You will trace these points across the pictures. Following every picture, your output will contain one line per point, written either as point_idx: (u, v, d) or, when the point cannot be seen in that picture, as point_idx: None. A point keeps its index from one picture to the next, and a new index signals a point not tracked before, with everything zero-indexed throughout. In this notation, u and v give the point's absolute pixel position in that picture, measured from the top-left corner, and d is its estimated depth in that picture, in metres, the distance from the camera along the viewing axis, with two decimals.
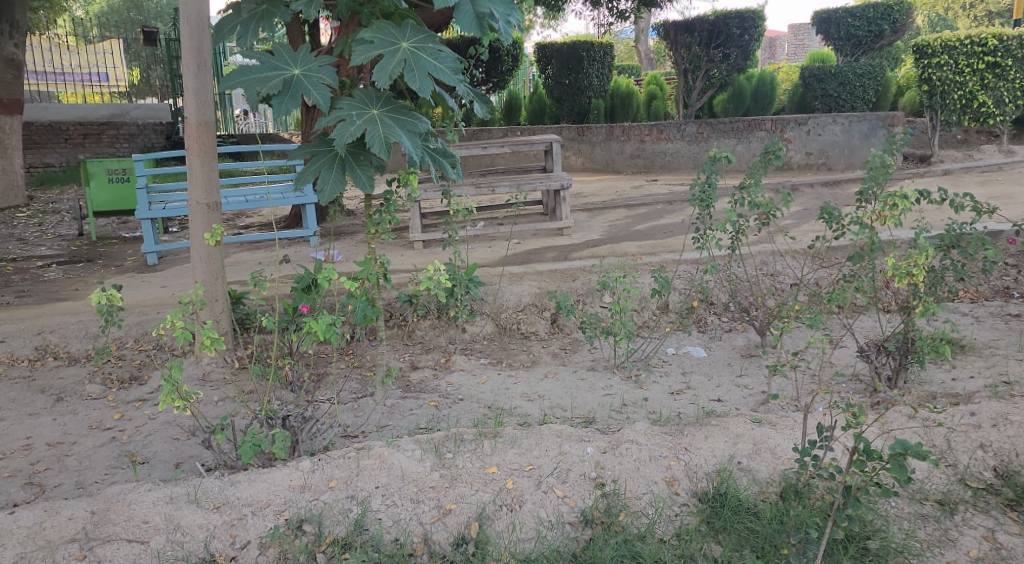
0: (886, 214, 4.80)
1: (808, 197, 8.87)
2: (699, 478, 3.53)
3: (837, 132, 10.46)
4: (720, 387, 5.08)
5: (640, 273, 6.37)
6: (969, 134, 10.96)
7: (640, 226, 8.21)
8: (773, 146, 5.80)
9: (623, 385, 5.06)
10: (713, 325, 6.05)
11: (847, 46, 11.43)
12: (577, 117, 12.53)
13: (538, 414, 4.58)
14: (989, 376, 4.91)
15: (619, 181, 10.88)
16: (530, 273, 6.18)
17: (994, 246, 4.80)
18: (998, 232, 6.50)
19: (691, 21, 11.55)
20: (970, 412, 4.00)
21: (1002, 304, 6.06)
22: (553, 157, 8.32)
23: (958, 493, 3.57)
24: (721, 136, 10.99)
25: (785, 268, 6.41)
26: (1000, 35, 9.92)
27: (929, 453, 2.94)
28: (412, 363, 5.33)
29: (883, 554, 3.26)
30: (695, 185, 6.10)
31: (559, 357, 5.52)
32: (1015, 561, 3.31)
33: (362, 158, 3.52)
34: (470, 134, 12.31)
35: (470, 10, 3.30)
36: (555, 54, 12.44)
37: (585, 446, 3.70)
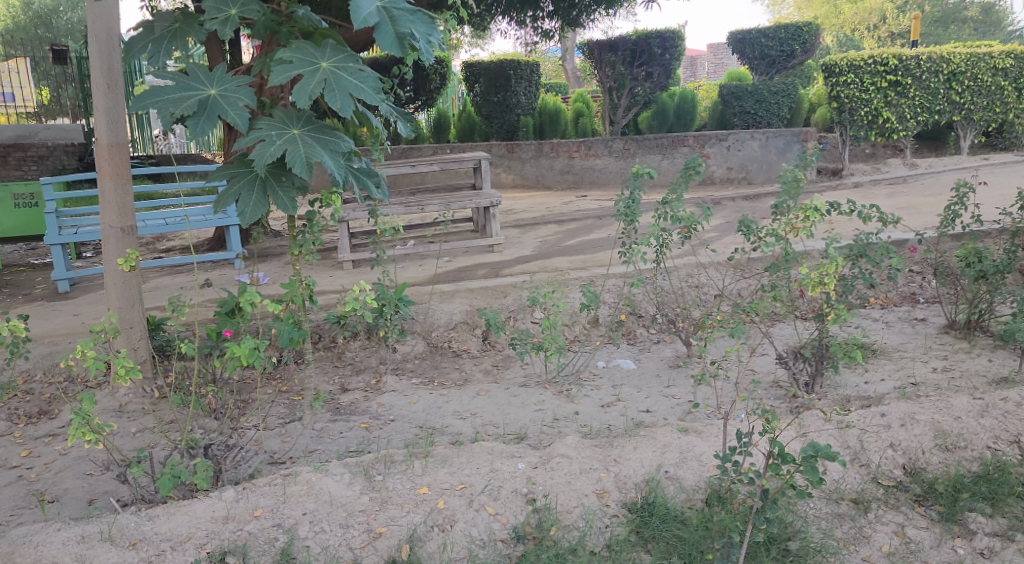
0: (800, 225, 5.05)
1: (729, 210, 9.13)
2: (628, 489, 3.60)
3: (755, 147, 10.81)
4: (648, 398, 5.16)
5: (570, 288, 6.45)
6: (876, 149, 11.45)
7: (569, 241, 8.30)
8: (692, 161, 5.96)
9: (555, 400, 5.10)
10: (642, 337, 6.18)
11: (762, 65, 11.81)
12: (506, 134, 12.56)
13: (470, 432, 4.58)
14: (899, 378, 5.12)
15: (549, 198, 10.99)
16: (461, 291, 6.19)
17: (898, 254, 5.04)
18: (902, 241, 6.79)
19: (614, 41, 11.73)
20: (879, 413, 4.16)
21: (910, 309, 6.33)
22: (483, 174, 8.35)
23: (871, 492, 3.71)
24: (647, 151, 11.22)
25: (708, 280, 6.58)
26: (900, 55, 10.44)
27: (839, 455, 3.04)
28: (342, 386, 5.27)
29: (803, 554, 3.35)
30: (619, 201, 6.21)
31: (491, 374, 5.55)
32: (923, 554, 3.45)
33: (284, 179, 3.48)
34: (399, 153, 12.21)
35: (390, 30, 3.29)
36: (482, 72, 12.49)
37: (516, 462, 3.73)
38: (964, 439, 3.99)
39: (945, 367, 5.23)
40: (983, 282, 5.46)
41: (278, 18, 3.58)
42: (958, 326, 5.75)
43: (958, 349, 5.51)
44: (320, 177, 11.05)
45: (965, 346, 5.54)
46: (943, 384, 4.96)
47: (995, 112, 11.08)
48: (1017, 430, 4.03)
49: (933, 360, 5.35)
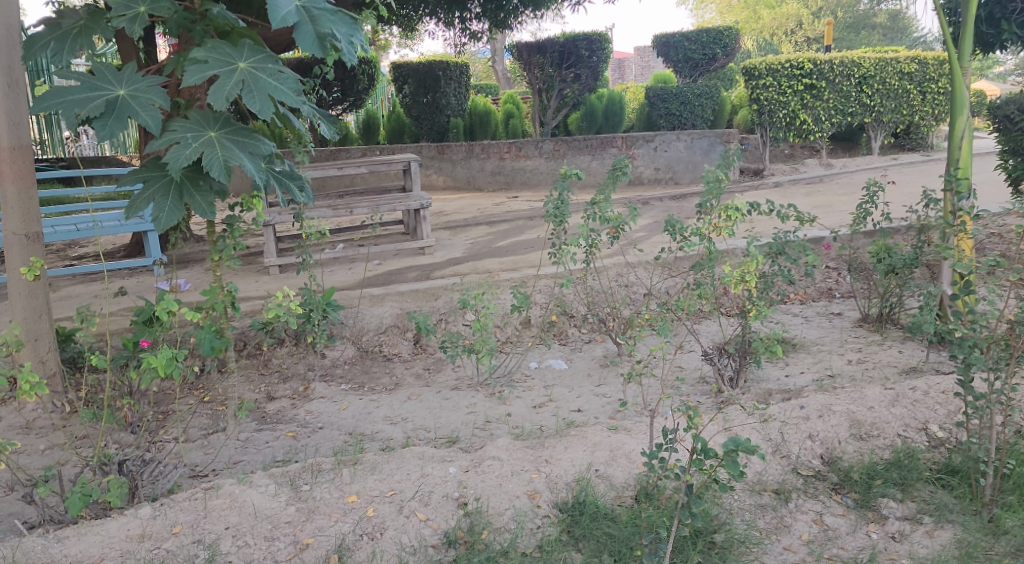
0: (721, 225, 5.21)
1: (656, 210, 9.27)
2: (559, 489, 3.61)
3: (681, 148, 10.98)
4: (580, 398, 5.18)
5: (500, 289, 6.46)
6: (794, 150, 11.77)
7: (500, 243, 8.31)
8: (619, 162, 6.01)
9: (486, 402, 5.09)
10: (574, 337, 6.23)
11: (685, 68, 12.06)
12: (436, 136, 12.57)
13: (401, 437, 4.53)
14: (817, 371, 5.27)
15: (481, 199, 10.97)
16: (392, 294, 6.13)
17: (814, 253, 5.20)
18: (819, 239, 6.98)
19: (542, 42, 11.79)
20: (799, 406, 4.29)
21: (828, 304, 6.53)
22: (413, 177, 8.28)
23: (791, 482, 3.81)
24: (577, 153, 11.29)
25: (637, 279, 6.67)
26: (815, 59, 10.72)
27: (760, 448, 3.09)
28: (269, 394, 5.15)
29: (728, 546, 3.41)
30: (548, 202, 6.22)
31: (422, 378, 5.49)
32: (841, 541, 3.54)
33: (201, 183, 3.39)
34: (326, 154, 12.05)
35: (311, 31, 3.22)
36: (411, 73, 12.44)
37: (447, 467, 3.71)
38: (877, 428, 4.14)
39: (859, 359, 5.42)
40: (893, 277, 5.67)
41: (192, 16, 3.48)
42: (871, 319, 5.95)
43: (871, 340, 5.70)
44: (241, 180, 10.85)
45: (879, 338, 5.73)
46: (858, 375, 5.14)
47: (903, 114, 11.57)
48: (924, 417, 4.22)
49: (848, 352, 5.53)
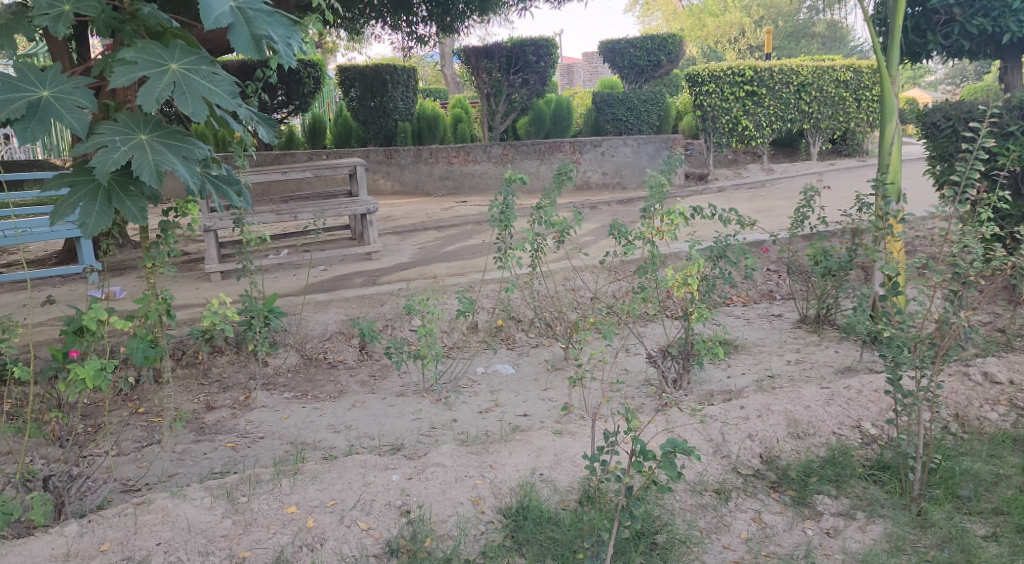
0: (664, 228, 5.30)
1: (602, 214, 9.35)
2: (503, 494, 3.63)
3: (627, 153, 11.08)
4: (526, 402, 5.19)
5: (446, 294, 6.45)
6: (737, 155, 11.96)
7: (448, 247, 8.29)
8: (564, 167, 6.03)
9: (433, 408, 5.06)
10: (521, 341, 6.25)
11: (631, 74, 12.21)
12: (383, 140, 12.52)
13: (344, 445, 4.49)
14: (757, 372, 5.36)
15: (430, 203, 10.93)
16: (336, 300, 6.07)
17: (753, 256, 5.32)
18: (759, 242, 7.13)
19: (490, 48, 11.77)
20: (739, 406, 4.38)
21: (768, 306, 6.66)
22: (358, 181, 8.22)
23: (731, 481, 3.88)
24: (525, 157, 11.33)
25: (583, 283, 6.73)
26: (755, 67, 10.93)
27: (697, 450, 3.12)
28: (208, 404, 5.06)
29: (669, 546, 3.46)
30: (493, 207, 6.22)
31: (368, 385, 5.44)
32: (779, 537, 3.61)
33: (131, 189, 3.31)
34: (271, 159, 11.91)
35: (245, 32, 3.16)
36: (357, 77, 12.38)
37: (390, 475, 3.68)
38: (814, 426, 4.24)
39: (798, 359, 5.53)
40: (830, 279, 5.81)
41: (121, 16, 3.39)
42: (810, 320, 6.09)
43: (809, 341, 5.82)
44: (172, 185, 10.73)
45: (816, 339, 5.85)
46: (797, 376, 5.25)
47: (840, 121, 11.92)
48: (857, 415, 4.33)
49: (787, 353, 5.64)
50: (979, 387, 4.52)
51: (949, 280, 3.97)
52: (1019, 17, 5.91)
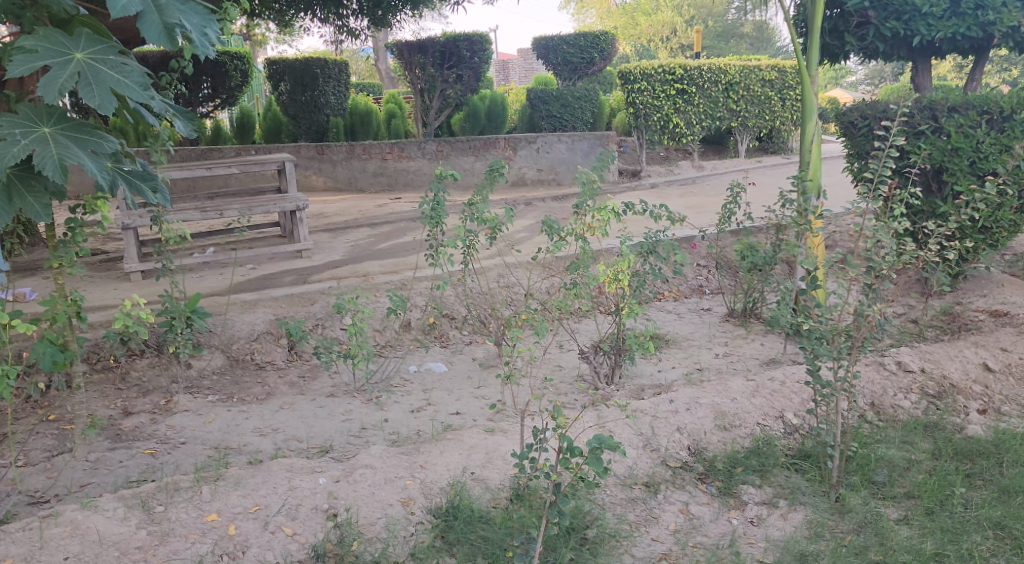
0: (596, 225, 5.34)
1: (536, 211, 9.37)
2: (433, 495, 3.60)
3: (562, 150, 11.14)
4: (459, 400, 5.15)
5: (378, 292, 6.38)
6: (669, 152, 12.11)
7: (382, 245, 8.19)
8: (495, 164, 6.01)
9: (363, 409, 4.98)
10: (455, 339, 6.21)
11: (565, 71, 12.23)
12: (315, 136, 12.30)
13: (270, 449, 4.39)
14: (687, 365, 5.44)
15: (364, 200, 10.79)
16: (265, 300, 5.93)
17: (681, 252, 5.40)
18: (688, 239, 7.25)
19: (423, 42, 11.66)
20: (668, 400, 4.46)
21: (699, 300, 6.76)
22: (288, 178, 8.05)
23: (660, 474, 3.94)
24: (459, 154, 11.28)
25: (516, 280, 6.74)
26: (685, 65, 11.06)
27: (623, 445, 3.13)
28: (126, 409, 4.89)
29: (599, 541, 3.48)
30: (424, 204, 6.17)
31: (297, 386, 5.33)
32: (705, 528, 3.65)
33: (34, 184, 3.16)
34: (197, 154, 11.56)
35: (156, 20, 3.04)
36: (287, 70, 12.13)
37: (316, 478, 3.61)
38: (739, 418, 4.34)
39: (726, 352, 5.62)
40: (756, 274, 5.93)
41: (21, 3, 3.23)
42: (737, 314, 6.20)
43: (737, 335, 5.93)
44: (77, 181, 10.33)
45: (744, 332, 5.96)
46: (725, 368, 5.34)
47: (766, 119, 12.22)
48: (780, 407, 4.44)
49: (716, 346, 5.73)
50: (893, 377, 4.67)
51: (864, 274, 4.07)
52: (929, 21, 5.90)
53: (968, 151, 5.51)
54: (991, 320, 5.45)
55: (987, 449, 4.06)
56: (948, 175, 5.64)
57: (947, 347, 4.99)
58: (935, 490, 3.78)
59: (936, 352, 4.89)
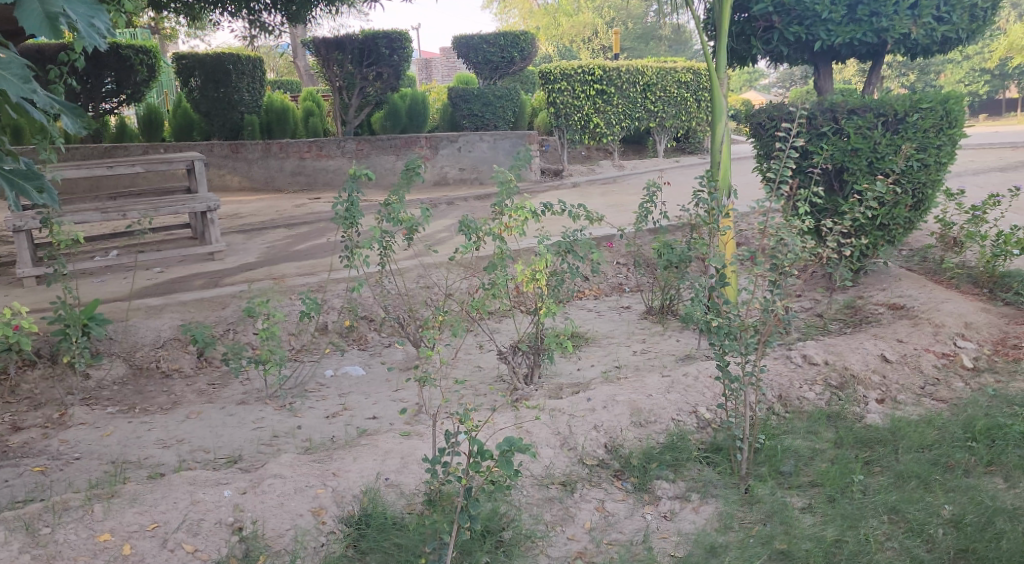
0: (514, 224, 5.32)
1: (457, 210, 9.30)
2: (346, 503, 3.51)
3: (484, 148, 11.09)
4: (376, 404, 5.05)
5: (292, 294, 6.22)
6: (590, 151, 12.19)
7: (298, 246, 8.00)
8: (412, 163, 5.91)
9: (276, 416, 4.83)
10: (373, 341, 6.10)
11: (485, 70, 12.16)
12: (229, 134, 11.96)
13: (174, 461, 4.21)
14: (606, 363, 5.46)
15: (281, 200, 10.54)
16: (172, 304, 5.69)
17: (599, 250, 5.41)
18: (606, 237, 7.30)
19: (341, 39, 11.38)
20: (586, 399, 4.47)
21: (618, 298, 6.81)
22: (197, 177, 7.78)
23: (577, 473, 3.94)
24: (380, 152, 11.06)
25: (437, 281, 6.66)
26: (604, 66, 11.14)
27: (533, 446, 3.10)
28: (16, 424, 4.64)
29: (515, 543, 3.46)
30: (338, 204, 6.02)
31: (205, 394, 5.14)
32: (621, 525, 3.66)
33: None
34: (101, 152, 11.11)
35: (38, 9, 2.87)
36: (197, 65, 11.66)
37: (221, 490, 3.47)
38: (655, 415, 4.37)
39: (644, 349, 5.67)
40: (673, 271, 5.99)
41: None
42: (655, 311, 6.26)
43: (654, 331, 5.99)
44: None
45: (661, 328, 6.03)
46: (642, 365, 5.38)
47: (682, 120, 12.49)
48: (694, 402, 4.49)
49: (634, 343, 5.77)
50: (800, 369, 4.79)
51: (769, 271, 4.16)
52: (828, 26, 6.04)
53: (866, 152, 5.70)
54: (889, 314, 5.69)
55: (885, 436, 4.18)
56: (848, 175, 5.82)
57: (850, 339, 5.14)
58: (836, 478, 3.86)
59: (839, 344, 5.03)
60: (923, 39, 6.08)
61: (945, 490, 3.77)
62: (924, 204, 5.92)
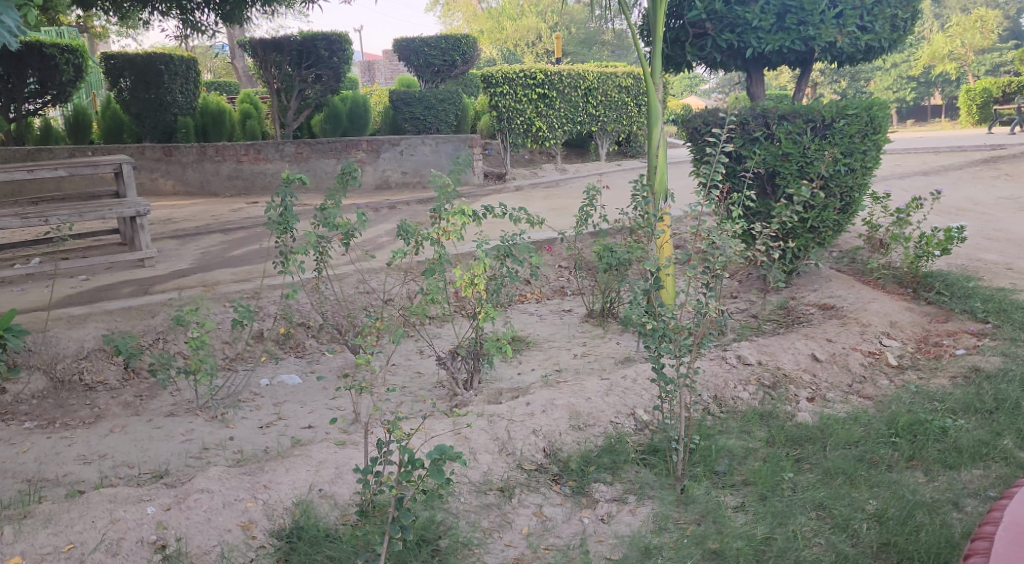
0: (451, 228, 5.26)
1: (397, 215, 9.22)
2: (277, 516, 3.43)
3: (426, 152, 11.04)
4: (311, 413, 4.96)
5: (225, 301, 6.08)
6: (533, 155, 12.20)
7: (233, 252, 7.82)
8: (348, 166, 5.80)
9: (207, 427, 4.70)
10: (311, 349, 5.99)
11: (427, 73, 12.09)
12: (161, 136, 11.65)
13: (96, 477, 4.07)
14: (546, 367, 5.45)
15: (217, 205, 10.30)
16: (97, 313, 5.49)
17: (538, 254, 5.40)
18: (547, 241, 7.30)
19: (279, 40, 11.11)
20: (525, 403, 4.46)
21: (560, 302, 6.81)
22: (126, 181, 7.55)
23: (515, 478, 3.92)
24: (320, 156, 10.90)
25: (376, 286, 6.57)
26: (545, 70, 11.16)
27: (463, 454, 3.07)
28: None
29: (450, 551, 3.42)
30: (271, 210, 5.89)
31: (132, 406, 4.98)
32: (558, 529, 3.64)
33: None
34: (24, 155, 10.74)
35: None
36: (127, 65, 11.34)
37: (144, 507, 3.36)
38: (593, 418, 4.38)
39: (584, 352, 5.68)
40: (612, 274, 6.02)
41: None
42: (595, 314, 6.28)
43: (595, 334, 6.01)
44: None
45: (601, 332, 6.05)
46: (582, 368, 5.38)
47: (623, 124, 12.61)
48: (632, 404, 4.51)
49: (575, 347, 5.78)
50: (734, 369, 4.85)
51: (702, 273, 4.20)
52: (759, 34, 6.14)
53: (797, 157, 5.78)
54: (819, 313, 5.81)
55: (813, 434, 4.25)
56: (780, 179, 5.89)
57: (781, 339, 5.23)
58: (768, 476, 3.90)
59: (771, 345, 5.11)
60: (848, 47, 6.24)
61: (869, 485, 3.84)
62: (852, 207, 6.05)
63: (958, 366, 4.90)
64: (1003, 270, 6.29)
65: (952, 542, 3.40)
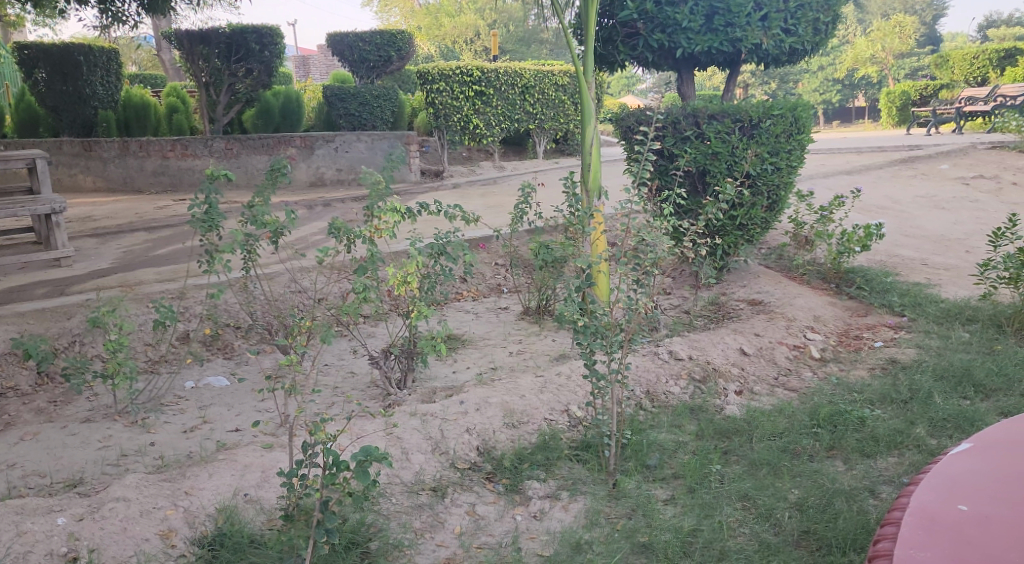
0: (385, 226, 5.16)
1: (330, 213, 9.06)
2: (198, 523, 3.32)
3: (362, 149, 10.87)
4: (238, 415, 4.83)
5: (148, 301, 5.88)
6: (470, 152, 12.14)
7: (157, 251, 7.57)
8: (277, 162, 5.64)
9: (127, 432, 4.53)
10: (240, 349, 5.83)
11: (361, 69, 11.93)
12: (81, 130, 11.27)
13: (6, 488, 3.89)
14: (481, 365, 5.40)
15: (141, 202, 9.97)
16: (8, 315, 5.27)
17: (470, 251, 5.35)
18: (482, 239, 7.25)
19: (206, 32, 10.88)
20: (459, 401, 4.41)
21: (496, 299, 6.77)
22: (41, 177, 7.25)
23: (448, 477, 3.87)
24: (251, 152, 10.59)
25: (308, 285, 6.43)
26: (482, 67, 11.10)
27: (389, 455, 3.01)
28: None
29: (380, 553, 3.35)
30: (195, 207, 5.70)
31: (46, 413, 4.78)
32: (490, 527, 3.61)
33: None
34: None
35: None
36: (42, 56, 10.90)
37: (55, 518, 3.22)
38: (527, 415, 4.36)
39: (519, 350, 5.65)
40: (547, 271, 6.00)
41: None
42: (531, 312, 6.25)
43: (530, 332, 5.99)
44: None
45: (537, 329, 6.03)
46: (517, 366, 5.35)
47: (559, 122, 12.63)
48: (565, 400, 4.50)
49: (511, 345, 5.74)
50: (666, 364, 4.88)
51: (632, 269, 4.21)
52: (688, 35, 6.19)
53: (726, 156, 5.86)
54: (749, 308, 5.90)
55: (741, 426, 4.30)
56: (710, 178, 5.97)
57: (711, 334, 5.28)
58: (696, 469, 3.93)
59: (702, 340, 5.16)
60: (773, 49, 6.35)
61: (793, 476, 3.90)
62: (778, 206, 6.17)
63: (876, 358, 5.02)
64: (919, 265, 6.48)
65: (869, 528, 3.47)
